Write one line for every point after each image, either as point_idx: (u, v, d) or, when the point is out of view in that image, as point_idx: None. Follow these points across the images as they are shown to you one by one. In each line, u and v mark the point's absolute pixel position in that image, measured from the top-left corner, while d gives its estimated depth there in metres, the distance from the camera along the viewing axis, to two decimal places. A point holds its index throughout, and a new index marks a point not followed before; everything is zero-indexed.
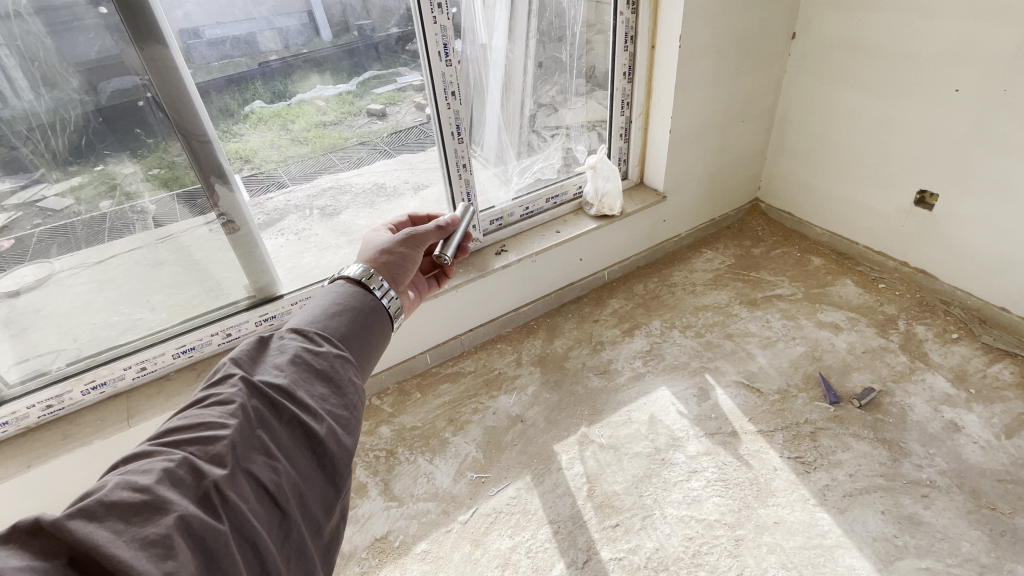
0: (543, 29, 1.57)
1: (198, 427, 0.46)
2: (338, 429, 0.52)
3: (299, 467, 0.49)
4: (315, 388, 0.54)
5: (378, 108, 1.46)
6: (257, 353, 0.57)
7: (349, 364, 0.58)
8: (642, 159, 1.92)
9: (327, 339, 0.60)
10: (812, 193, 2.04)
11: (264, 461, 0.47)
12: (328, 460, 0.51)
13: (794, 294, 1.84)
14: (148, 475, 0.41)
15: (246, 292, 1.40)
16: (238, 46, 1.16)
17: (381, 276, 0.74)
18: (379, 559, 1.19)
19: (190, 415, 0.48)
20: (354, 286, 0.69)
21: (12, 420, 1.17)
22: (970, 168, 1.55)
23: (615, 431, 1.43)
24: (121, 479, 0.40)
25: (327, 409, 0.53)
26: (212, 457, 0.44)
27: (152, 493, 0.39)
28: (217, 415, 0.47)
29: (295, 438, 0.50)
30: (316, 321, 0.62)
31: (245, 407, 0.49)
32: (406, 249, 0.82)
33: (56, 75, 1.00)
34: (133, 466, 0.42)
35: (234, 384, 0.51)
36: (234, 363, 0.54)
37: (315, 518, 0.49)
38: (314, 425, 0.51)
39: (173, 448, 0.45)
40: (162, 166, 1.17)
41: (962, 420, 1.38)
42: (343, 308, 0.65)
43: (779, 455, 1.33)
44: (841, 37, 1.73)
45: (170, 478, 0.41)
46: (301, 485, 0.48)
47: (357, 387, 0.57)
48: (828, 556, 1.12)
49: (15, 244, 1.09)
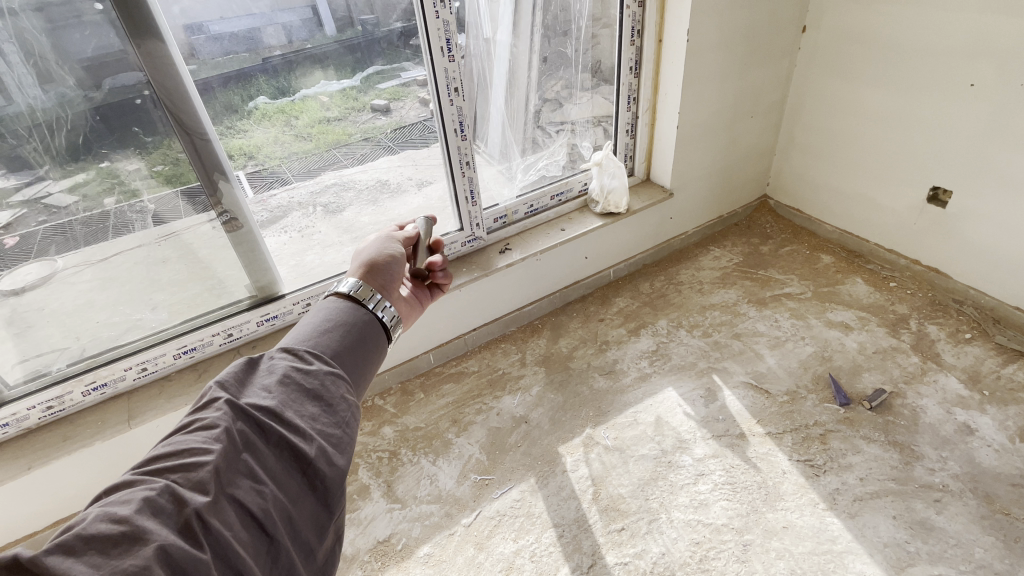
0: (548, 23, 1.54)
1: (181, 453, 0.45)
2: (330, 449, 0.51)
3: (288, 490, 0.48)
4: (305, 408, 0.53)
5: (382, 103, 1.42)
6: (246, 374, 0.55)
7: (341, 381, 0.57)
8: (649, 155, 1.89)
9: (318, 357, 0.58)
10: (822, 190, 2.00)
11: (249, 485, 0.45)
12: (319, 481, 0.49)
13: (803, 292, 1.81)
14: (128, 505, 0.40)
15: (248, 292, 1.39)
16: (241, 42, 1.15)
17: (371, 287, 0.72)
18: (381, 562, 1.18)
19: (174, 441, 0.47)
20: (345, 301, 0.67)
21: (14, 420, 1.17)
22: (986, 163, 1.51)
23: (621, 433, 1.41)
24: (100, 512, 0.39)
25: (317, 428, 0.52)
26: (195, 484, 0.43)
27: (131, 524, 0.39)
28: (201, 440, 0.46)
29: (283, 460, 0.49)
30: (308, 339, 0.60)
31: (230, 431, 0.47)
32: (393, 251, 0.81)
33: (56, 71, 0.98)
34: (114, 497, 0.41)
35: (219, 409, 0.49)
36: (220, 388, 0.53)
37: (307, 542, 0.47)
38: (303, 446, 0.49)
39: (155, 476, 0.44)
40: (165, 162, 1.15)
41: (975, 422, 1.35)
42: (335, 324, 0.63)
43: (788, 458, 1.31)
44: (854, 30, 1.68)
45: (150, 507, 0.40)
46: (290, 509, 0.47)
47: (350, 404, 0.56)
48: (838, 562, 1.10)
49: (19, 241, 1.08)
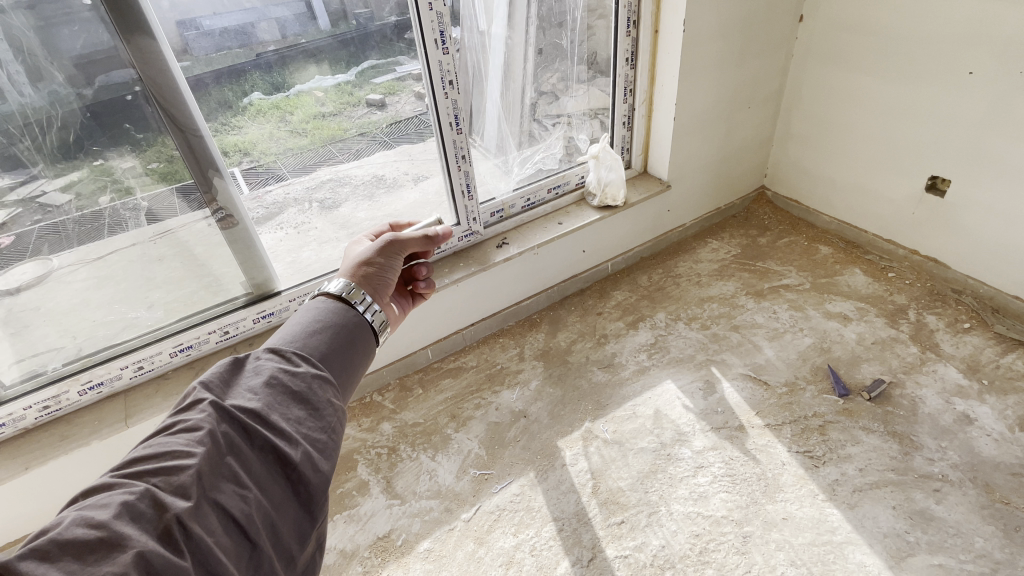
0: (543, 15, 1.53)
1: (163, 456, 0.45)
2: (315, 454, 0.50)
3: (271, 496, 0.47)
4: (291, 411, 0.52)
5: (377, 97, 1.41)
6: (230, 375, 0.55)
7: (328, 384, 0.57)
8: (646, 148, 1.88)
9: (306, 359, 0.58)
10: (819, 181, 2.00)
11: (232, 490, 0.45)
12: (304, 486, 0.49)
13: (801, 284, 1.81)
14: (106, 510, 0.39)
15: (243, 288, 1.37)
16: (235, 37, 1.13)
17: (363, 290, 0.71)
18: (381, 558, 1.18)
19: (156, 443, 0.46)
20: (336, 302, 0.66)
21: (9, 420, 1.16)
22: (986, 151, 1.50)
23: (620, 426, 1.41)
24: (77, 516, 0.39)
25: (302, 432, 0.51)
26: (176, 488, 0.43)
27: (108, 530, 0.38)
28: (184, 442, 0.46)
29: (267, 464, 0.48)
30: (295, 341, 0.60)
31: (213, 433, 0.47)
32: (389, 258, 0.79)
33: (46, 68, 0.97)
34: (92, 501, 0.40)
35: (202, 410, 0.49)
36: (204, 389, 0.52)
37: (288, 548, 0.47)
38: (289, 451, 0.49)
39: (135, 480, 0.43)
40: (160, 160, 1.14)
41: (975, 412, 1.35)
42: (324, 325, 0.63)
43: (787, 449, 1.31)
44: (852, 19, 1.67)
45: (129, 512, 0.40)
46: (273, 515, 0.46)
47: (337, 408, 0.56)
48: (838, 553, 1.10)
49: (15, 240, 1.07)
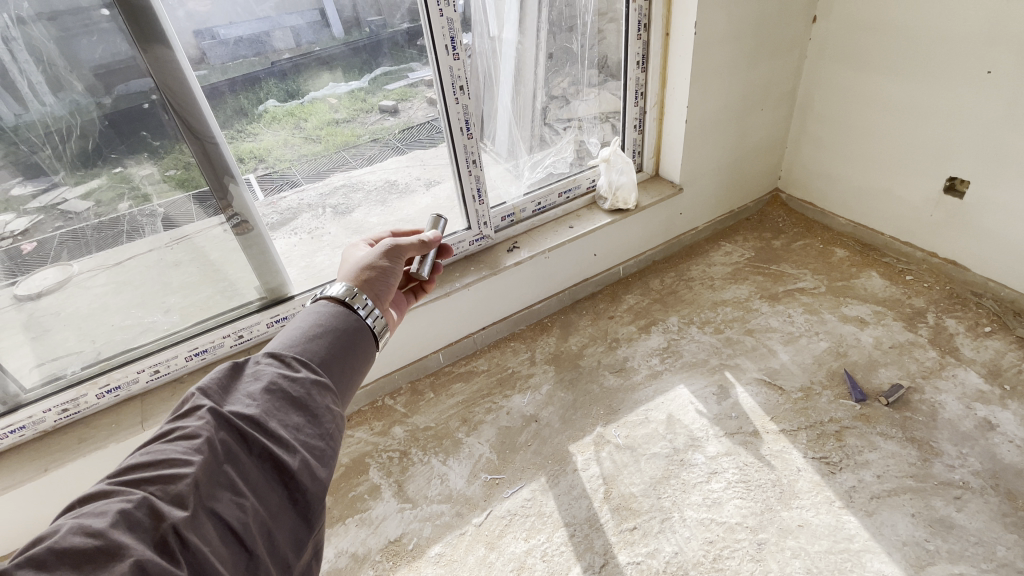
0: (553, 19, 1.53)
1: (161, 463, 0.46)
2: (312, 462, 0.51)
3: (268, 504, 0.48)
4: (289, 418, 0.53)
5: (390, 104, 1.43)
6: (229, 381, 0.56)
7: (327, 391, 0.57)
8: (658, 151, 1.87)
9: (306, 364, 0.59)
10: (834, 182, 1.97)
11: (230, 499, 0.45)
12: (301, 494, 0.50)
13: (817, 287, 1.78)
14: (103, 518, 0.40)
15: (258, 293, 1.39)
16: (251, 45, 1.15)
17: (364, 294, 0.72)
18: (392, 562, 1.19)
19: (154, 451, 0.47)
20: (337, 306, 0.67)
21: (29, 423, 1.20)
22: (1005, 150, 1.47)
23: (632, 432, 1.40)
24: (74, 524, 0.39)
25: (301, 439, 0.52)
26: (173, 497, 0.43)
27: (105, 538, 0.39)
28: (182, 450, 0.46)
29: (265, 472, 0.49)
30: (295, 345, 0.61)
31: (211, 441, 0.48)
32: (386, 268, 0.79)
33: (66, 77, 0.99)
34: (89, 509, 0.41)
35: (200, 417, 0.50)
36: (202, 395, 0.53)
37: (284, 557, 0.47)
38: (287, 459, 0.50)
39: (133, 488, 0.44)
40: (178, 166, 1.16)
41: (996, 417, 1.32)
42: (324, 329, 0.63)
43: (803, 455, 1.29)
44: (867, 18, 1.65)
45: (126, 521, 0.40)
46: (269, 523, 0.47)
47: (335, 415, 0.56)
48: (856, 561, 1.08)
49: (37, 246, 1.10)
